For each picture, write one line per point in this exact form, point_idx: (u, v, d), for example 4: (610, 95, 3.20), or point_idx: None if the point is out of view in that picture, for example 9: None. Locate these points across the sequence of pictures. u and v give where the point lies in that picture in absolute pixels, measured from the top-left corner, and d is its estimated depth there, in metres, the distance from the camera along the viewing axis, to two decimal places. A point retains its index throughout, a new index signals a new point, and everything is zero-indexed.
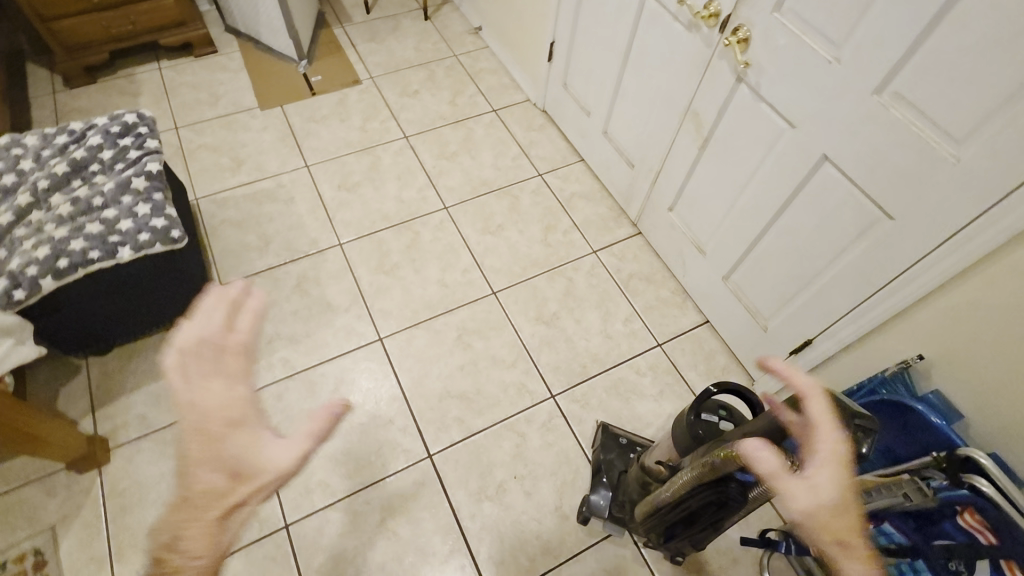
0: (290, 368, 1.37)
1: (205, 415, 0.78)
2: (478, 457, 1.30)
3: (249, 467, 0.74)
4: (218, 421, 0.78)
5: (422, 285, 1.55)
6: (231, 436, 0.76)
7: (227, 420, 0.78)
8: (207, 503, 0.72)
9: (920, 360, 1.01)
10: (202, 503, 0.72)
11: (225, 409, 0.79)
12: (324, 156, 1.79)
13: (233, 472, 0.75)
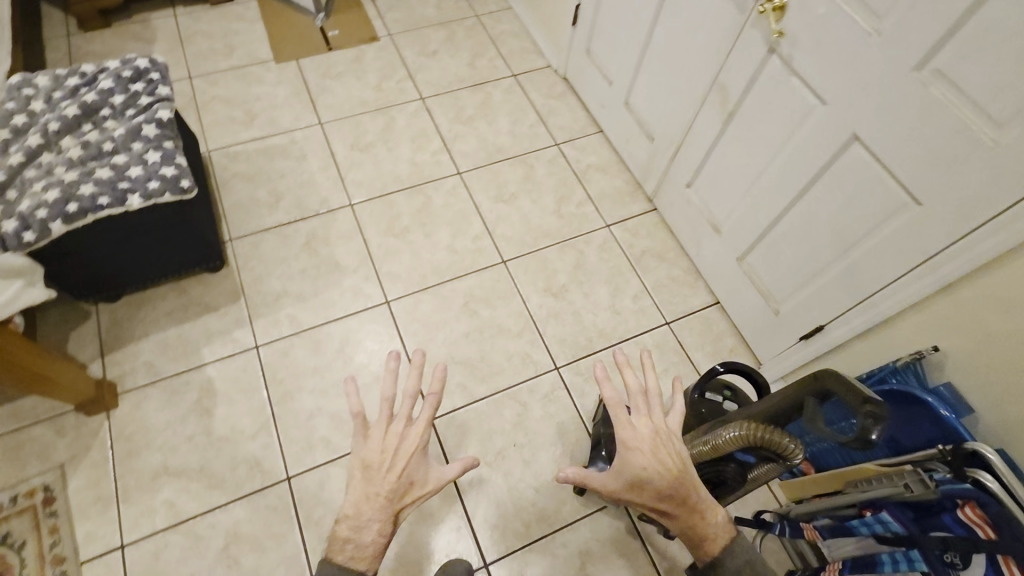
0: (297, 325, 1.38)
1: (399, 455, 0.71)
2: (478, 423, 1.31)
3: (420, 478, 0.71)
4: (400, 464, 0.71)
5: (431, 250, 1.54)
6: (410, 452, 0.71)
7: (419, 471, 0.72)
8: (377, 516, 0.67)
9: (935, 352, 0.99)
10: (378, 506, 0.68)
11: (410, 468, 0.71)
12: (338, 114, 1.76)
13: (402, 500, 0.69)
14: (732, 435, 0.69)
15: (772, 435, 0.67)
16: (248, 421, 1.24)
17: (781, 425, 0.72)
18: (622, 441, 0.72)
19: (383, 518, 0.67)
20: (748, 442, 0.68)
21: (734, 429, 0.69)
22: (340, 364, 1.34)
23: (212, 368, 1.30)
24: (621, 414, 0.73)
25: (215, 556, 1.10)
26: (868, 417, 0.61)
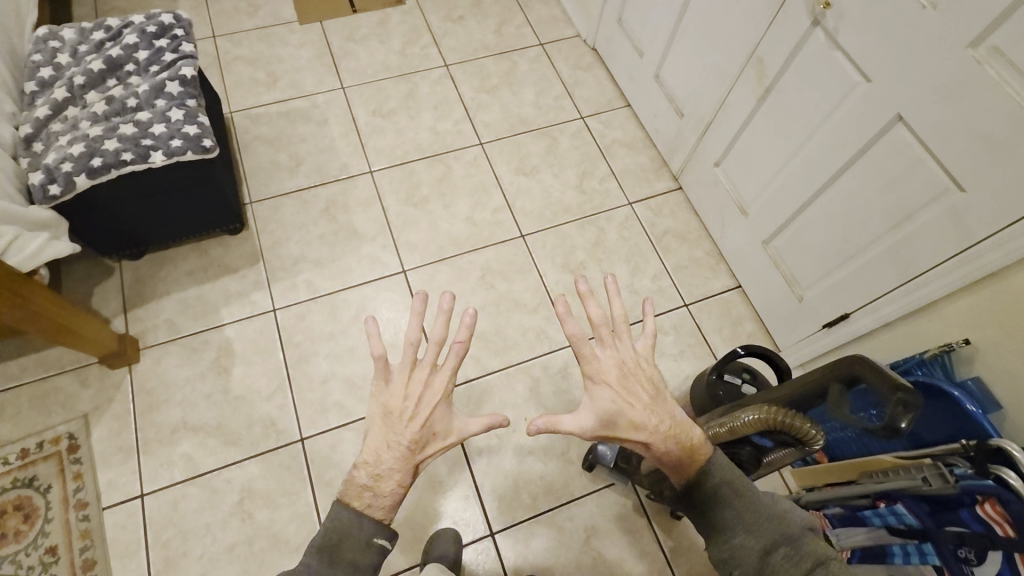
0: (314, 290, 1.39)
1: (422, 406, 0.69)
2: (490, 395, 1.31)
3: (442, 429, 0.70)
4: (425, 418, 0.69)
5: (450, 221, 1.53)
6: (433, 402, 0.70)
7: (441, 422, 0.70)
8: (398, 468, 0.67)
9: (965, 345, 0.95)
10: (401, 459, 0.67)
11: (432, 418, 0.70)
12: (361, 79, 1.74)
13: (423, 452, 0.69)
14: (751, 419, 0.67)
15: (794, 420, 0.65)
16: (264, 383, 1.26)
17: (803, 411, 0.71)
18: (590, 377, 0.69)
19: (403, 469, 0.67)
20: (768, 426, 0.66)
21: (754, 412, 0.67)
22: (355, 331, 1.35)
23: (230, 329, 1.31)
24: (587, 352, 0.68)
25: (230, 510, 1.13)
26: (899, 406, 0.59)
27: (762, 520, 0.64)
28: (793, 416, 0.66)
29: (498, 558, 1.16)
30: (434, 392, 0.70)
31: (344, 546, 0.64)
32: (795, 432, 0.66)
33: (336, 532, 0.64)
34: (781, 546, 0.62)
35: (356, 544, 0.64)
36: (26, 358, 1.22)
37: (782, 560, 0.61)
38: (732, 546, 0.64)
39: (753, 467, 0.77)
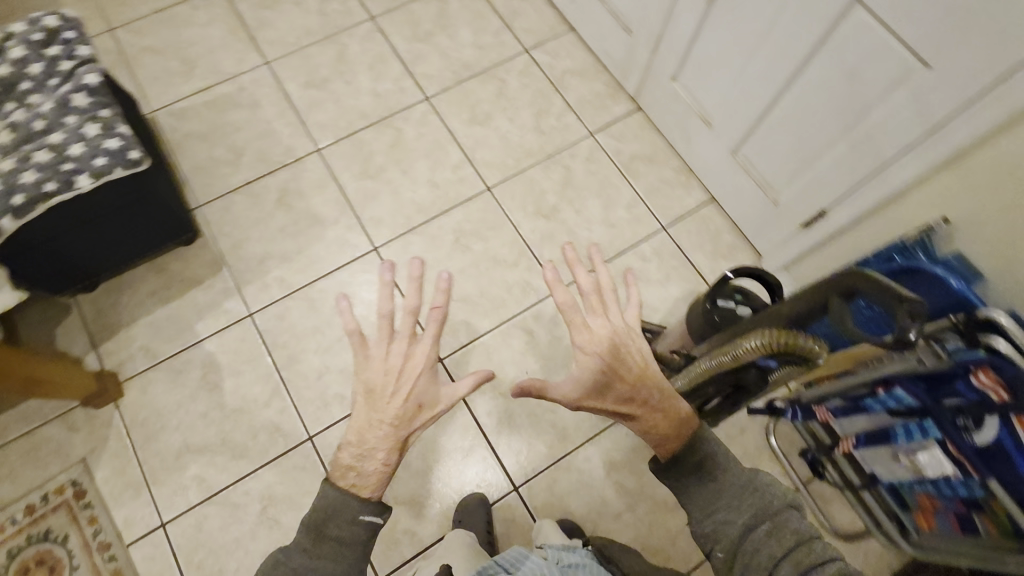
0: (287, 286, 1.33)
1: (404, 381, 0.70)
2: (488, 357, 1.31)
3: (427, 400, 0.70)
4: (408, 392, 0.70)
5: (412, 188, 1.46)
6: (414, 375, 0.71)
7: (428, 391, 0.71)
8: (382, 442, 0.67)
9: (945, 224, 0.96)
10: (386, 434, 0.68)
11: (416, 390, 0.70)
12: (284, 49, 1.60)
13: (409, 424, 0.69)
14: (750, 347, 0.68)
15: (792, 343, 0.67)
16: (259, 390, 1.23)
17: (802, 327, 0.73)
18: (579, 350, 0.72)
19: (387, 444, 0.67)
20: (766, 353, 0.68)
21: (754, 340, 0.68)
22: (339, 320, 1.31)
23: (210, 343, 1.27)
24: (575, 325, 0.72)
25: (255, 519, 1.13)
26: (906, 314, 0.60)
27: (746, 495, 0.67)
28: (789, 338, 0.68)
29: (527, 510, 1.19)
30: (415, 363, 0.71)
31: (333, 526, 0.64)
32: (793, 352, 0.68)
33: (325, 511, 0.65)
34: (762, 522, 0.65)
35: (343, 521, 0.65)
36: (4, 415, 1.16)
37: (763, 535, 0.63)
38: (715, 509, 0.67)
39: (760, 388, 0.79)
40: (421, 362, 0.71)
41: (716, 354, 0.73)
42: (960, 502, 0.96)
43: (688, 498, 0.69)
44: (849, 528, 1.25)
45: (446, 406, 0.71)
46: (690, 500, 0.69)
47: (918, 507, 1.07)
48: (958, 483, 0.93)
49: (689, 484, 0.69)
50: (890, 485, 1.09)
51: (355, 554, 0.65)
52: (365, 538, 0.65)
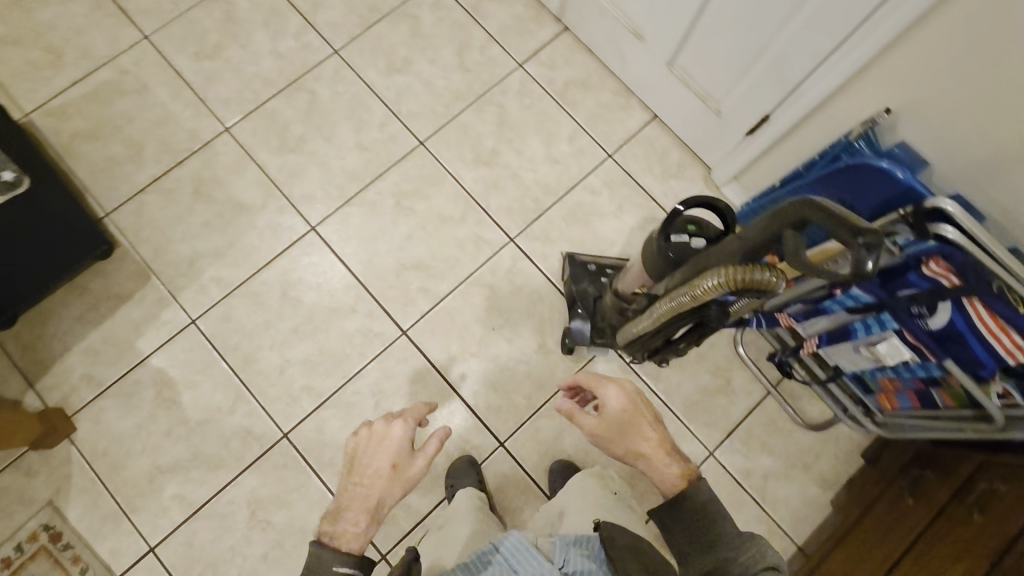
0: (226, 285, 1.24)
1: (378, 451, 0.82)
2: (452, 320, 1.27)
3: (400, 470, 0.81)
4: (383, 462, 0.81)
5: (339, 154, 1.34)
6: (389, 452, 0.82)
7: (397, 457, 0.81)
8: (355, 510, 0.78)
9: (887, 114, 0.95)
10: (358, 503, 0.79)
11: (390, 460, 0.81)
12: (162, 19, 1.41)
13: (381, 489, 0.80)
14: (715, 284, 0.66)
15: (754, 276, 0.65)
16: (220, 398, 1.18)
17: (757, 260, 0.68)
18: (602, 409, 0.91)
19: (360, 509, 0.78)
20: (729, 290, 0.66)
21: (718, 278, 0.66)
22: (290, 310, 1.24)
23: (157, 359, 1.19)
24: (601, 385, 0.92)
25: (246, 525, 1.12)
26: (862, 248, 0.56)
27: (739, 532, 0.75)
28: (749, 274, 0.66)
29: (516, 462, 1.21)
30: (394, 440, 0.82)
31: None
32: (755, 286, 0.67)
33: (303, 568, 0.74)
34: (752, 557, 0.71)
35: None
36: None
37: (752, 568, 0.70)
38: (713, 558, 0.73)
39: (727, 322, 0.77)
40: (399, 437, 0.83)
41: (683, 292, 0.71)
42: (920, 381, 1.01)
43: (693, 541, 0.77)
44: (819, 417, 1.29)
45: (417, 477, 0.81)
46: (693, 545, 0.77)
47: (881, 389, 1.12)
48: (916, 367, 0.97)
49: (694, 532, 0.78)
50: (854, 373, 1.14)
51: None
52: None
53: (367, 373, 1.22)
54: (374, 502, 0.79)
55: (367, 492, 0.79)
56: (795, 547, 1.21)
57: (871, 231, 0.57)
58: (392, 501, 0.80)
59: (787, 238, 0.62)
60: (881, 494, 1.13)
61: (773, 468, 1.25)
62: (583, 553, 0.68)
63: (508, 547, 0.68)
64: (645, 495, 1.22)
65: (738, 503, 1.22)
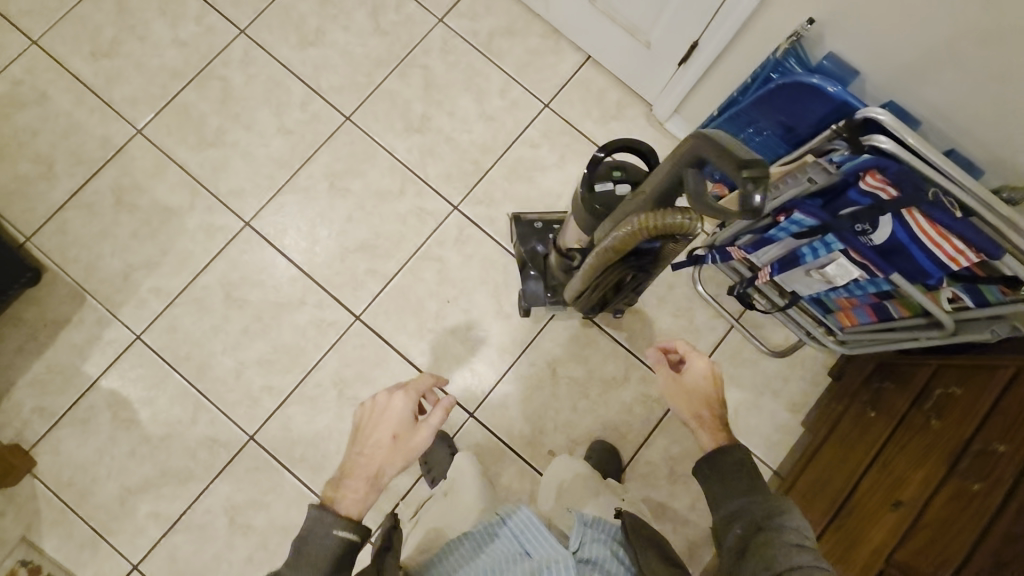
0: (166, 295, 1.19)
1: (380, 422, 0.75)
2: (405, 298, 1.24)
3: (404, 436, 0.74)
4: (384, 435, 0.74)
5: (262, 141, 1.26)
6: (394, 417, 0.75)
7: (399, 427, 0.75)
8: (355, 479, 0.70)
9: (812, 26, 0.90)
10: (357, 472, 0.71)
11: (392, 432, 0.75)
12: (48, 18, 1.29)
13: (380, 460, 0.73)
14: (628, 233, 0.67)
15: (669, 220, 0.65)
16: (180, 410, 1.15)
17: (670, 203, 0.68)
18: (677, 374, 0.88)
19: (360, 477, 0.71)
20: (645, 237, 0.66)
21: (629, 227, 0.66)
22: (237, 312, 1.20)
23: (107, 380, 1.15)
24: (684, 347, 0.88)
25: (227, 531, 1.12)
26: (749, 182, 0.56)
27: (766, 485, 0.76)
28: (661, 219, 0.65)
29: (488, 431, 1.21)
30: (400, 406, 0.76)
31: (308, 542, 0.66)
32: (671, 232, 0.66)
33: (303, 529, 0.66)
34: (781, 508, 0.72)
35: (319, 535, 0.65)
36: None
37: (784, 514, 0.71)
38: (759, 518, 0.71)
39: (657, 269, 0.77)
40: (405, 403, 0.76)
41: (603, 244, 0.72)
42: (874, 296, 1.00)
43: (732, 495, 0.76)
44: (785, 342, 1.29)
45: (423, 443, 0.74)
46: (730, 500, 0.76)
47: (840, 308, 1.12)
48: (867, 283, 0.97)
49: (737, 487, 0.76)
50: (812, 296, 1.13)
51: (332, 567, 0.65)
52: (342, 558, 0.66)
53: (324, 365, 1.20)
54: (373, 471, 0.72)
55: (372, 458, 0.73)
56: (771, 472, 1.23)
57: (758, 164, 0.57)
58: (391, 473, 0.73)
59: (689, 179, 0.62)
60: (847, 409, 1.14)
61: (742, 399, 1.26)
62: (596, 536, 0.70)
63: (514, 523, 0.70)
64: (624, 444, 1.23)
65: None
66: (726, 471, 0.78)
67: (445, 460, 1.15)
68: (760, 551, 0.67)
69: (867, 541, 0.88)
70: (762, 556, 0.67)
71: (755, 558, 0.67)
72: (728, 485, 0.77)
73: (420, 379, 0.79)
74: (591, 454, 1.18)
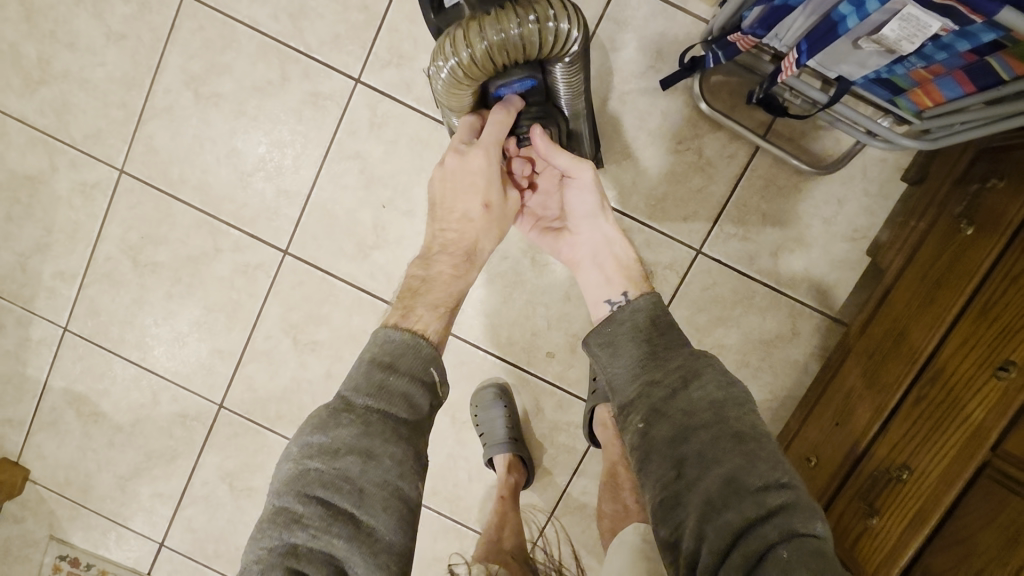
0: (72, 277, 1.04)
1: (466, 191, 0.70)
2: (332, 215, 1.00)
3: (485, 205, 0.70)
4: (474, 204, 0.70)
5: (95, 59, 0.98)
6: (475, 188, 0.69)
7: (489, 194, 0.70)
8: (451, 255, 0.71)
9: None
10: (452, 247, 0.71)
11: (480, 201, 0.70)
12: None
13: (475, 232, 0.72)
14: (479, 54, 0.60)
15: (500, 32, 0.59)
16: (138, 394, 1.06)
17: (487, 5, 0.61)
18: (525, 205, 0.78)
19: (456, 258, 0.71)
20: (480, 57, 0.60)
21: (482, 41, 0.59)
22: (152, 277, 1.03)
23: (56, 380, 1.07)
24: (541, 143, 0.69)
25: (232, 498, 1.08)
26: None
27: (672, 355, 0.60)
28: (505, 34, 0.59)
29: (471, 345, 1.03)
30: (484, 173, 0.68)
31: (394, 372, 0.59)
32: (539, 52, 0.63)
33: (392, 352, 0.61)
34: (689, 381, 0.57)
35: (413, 365, 0.61)
36: None
37: (694, 389, 0.56)
38: (660, 394, 0.57)
39: (560, 127, 0.73)
40: (489, 168, 0.68)
41: (462, 91, 0.65)
42: (969, 54, 0.62)
43: (627, 373, 0.61)
44: (837, 153, 0.94)
45: (497, 217, 0.72)
46: (628, 384, 0.60)
47: (915, 86, 0.74)
48: (953, 38, 0.60)
49: (634, 358, 0.61)
50: (868, 77, 0.75)
51: (422, 402, 0.59)
52: (426, 400, 0.60)
53: (268, 314, 1.03)
54: (468, 246, 0.71)
55: (459, 232, 0.71)
56: (832, 320, 0.97)
57: None
58: (488, 246, 0.73)
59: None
60: (933, 225, 0.82)
61: (782, 241, 0.96)
62: None
63: None
64: None
65: (746, 297, 0.98)
66: (619, 337, 0.63)
67: (497, 424, 1.00)
68: (673, 448, 0.55)
69: (938, 439, 0.64)
70: (673, 458, 0.54)
71: (662, 461, 0.55)
72: (625, 353, 0.62)
73: (492, 129, 0.66)
74: None
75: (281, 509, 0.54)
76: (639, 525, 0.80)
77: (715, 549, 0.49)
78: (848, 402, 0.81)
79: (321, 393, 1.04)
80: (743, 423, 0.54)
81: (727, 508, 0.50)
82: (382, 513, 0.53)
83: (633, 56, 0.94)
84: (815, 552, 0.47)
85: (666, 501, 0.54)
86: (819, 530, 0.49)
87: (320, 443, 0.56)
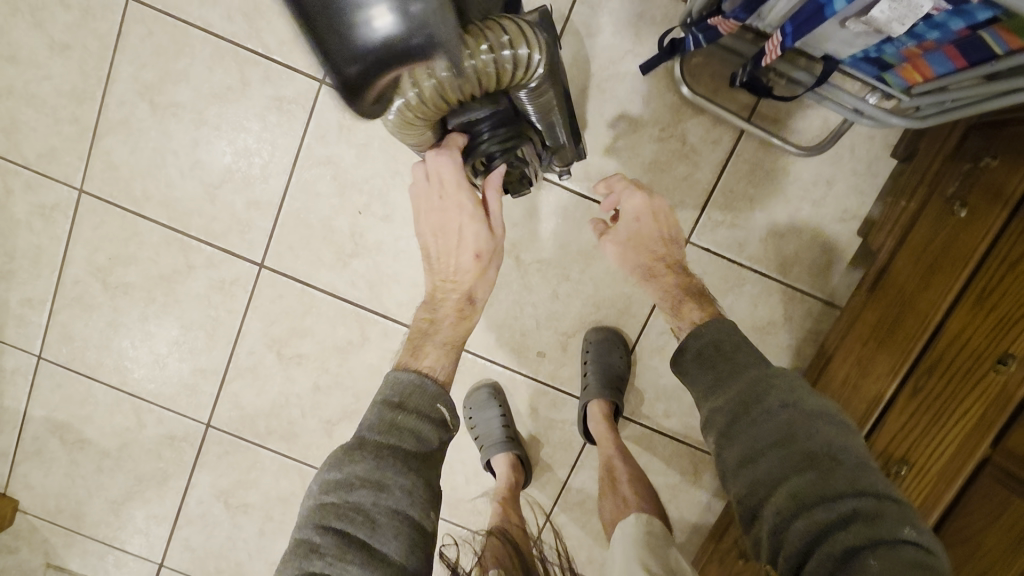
0: (40, 303, 1.00)
1: (455, 246, 0.69)
2: (306, 224, 0.96)
3: (479, 252, 0.70)
4: (465, 256, 0.70)
5: (41, 73, 0.92)
6: (463, 238, 0.69)
7: (480, 245, 0.69)
8: (452, 297, 0.72)
9: None
10: (452, 291, 0.72)
11: (472, 250, 0.69)
12: None
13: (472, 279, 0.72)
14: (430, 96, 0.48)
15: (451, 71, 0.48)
16: (122, 418, 1.04)
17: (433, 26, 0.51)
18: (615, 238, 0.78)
19: (460, 303, 0.72)
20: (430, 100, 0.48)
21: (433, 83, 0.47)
22: (124, 299, 0.99)
23: (36, 408, 1.04)
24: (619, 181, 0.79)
25: (228, 515, 1.07)
26: None
27: (728, 379, 0.59)
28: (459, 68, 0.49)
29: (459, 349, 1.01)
30: (466, 223, 0.68)
31: (404, 410, 0.58)
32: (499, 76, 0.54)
33: (400, 391, 0.60)
34: (749, 401, 0.56)
35: (421, 404, 0.59)
36: None
37: (759, 411, 0.55)
38: (723, 418, 0.57)
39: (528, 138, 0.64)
40: (471, 215, 0.68)
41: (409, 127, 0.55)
42: (962, 34, 0.59)
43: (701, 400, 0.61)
44: (826, 132, 0.91)
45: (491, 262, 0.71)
46: (704, 403, 0.60)
47: (903, 62, 0.70)
48: (947, 16, 0.57)
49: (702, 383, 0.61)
50: (856, 56, 0.72)
51: (431, 435, 0.58)
52: (436, 435, 0.59)
53: (248, 329, 1.00)
54: (468, 291, 0.72)
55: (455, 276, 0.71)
56: (823, 303, 0.95)
57: None
58: (487, 288, 0.73)
59: None
60: (925, 206, 0.79)
61: (772, 225, 0.94)
62: None
63: None
64: (626, 320, 0.99)
65: (737, 285, 0.96)
66: (688, 361, 0.63)
67: (493, 425, 0.99)
68: (741, 470, 0.54)
69: (938, 434, 0.65)
70: (743, 480, 0.53)
71: (735, 482, 0.54)
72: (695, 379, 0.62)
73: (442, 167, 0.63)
74: (588, 346, 0.97)
75: (300, 541, 0.52)
76: (641, 516, 0.80)
77: (792, 560, 0.48)
78: (843, 392, 0.79)
79: (310, 406, 1.02)
80: (814, 440, 0.52)
81: (803, 517, 0.48)
82: (397, 540, 0.52)
83: (610, 40, 0.89)
84: (912, 563, 0.44)
85: (744, 515, 0.54)
86: (909, 535, 0.46)
87: (335, 478, 0.54)
